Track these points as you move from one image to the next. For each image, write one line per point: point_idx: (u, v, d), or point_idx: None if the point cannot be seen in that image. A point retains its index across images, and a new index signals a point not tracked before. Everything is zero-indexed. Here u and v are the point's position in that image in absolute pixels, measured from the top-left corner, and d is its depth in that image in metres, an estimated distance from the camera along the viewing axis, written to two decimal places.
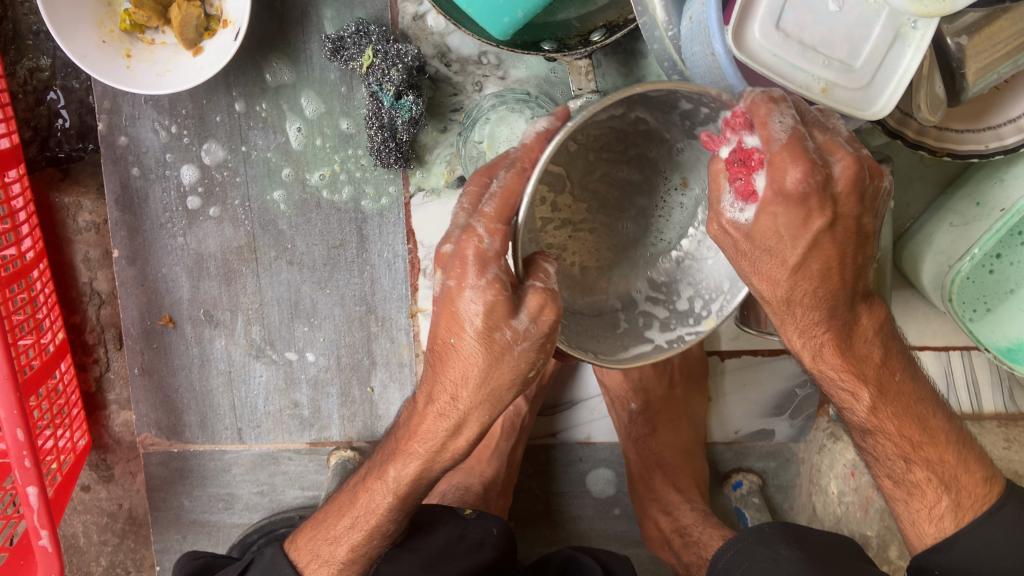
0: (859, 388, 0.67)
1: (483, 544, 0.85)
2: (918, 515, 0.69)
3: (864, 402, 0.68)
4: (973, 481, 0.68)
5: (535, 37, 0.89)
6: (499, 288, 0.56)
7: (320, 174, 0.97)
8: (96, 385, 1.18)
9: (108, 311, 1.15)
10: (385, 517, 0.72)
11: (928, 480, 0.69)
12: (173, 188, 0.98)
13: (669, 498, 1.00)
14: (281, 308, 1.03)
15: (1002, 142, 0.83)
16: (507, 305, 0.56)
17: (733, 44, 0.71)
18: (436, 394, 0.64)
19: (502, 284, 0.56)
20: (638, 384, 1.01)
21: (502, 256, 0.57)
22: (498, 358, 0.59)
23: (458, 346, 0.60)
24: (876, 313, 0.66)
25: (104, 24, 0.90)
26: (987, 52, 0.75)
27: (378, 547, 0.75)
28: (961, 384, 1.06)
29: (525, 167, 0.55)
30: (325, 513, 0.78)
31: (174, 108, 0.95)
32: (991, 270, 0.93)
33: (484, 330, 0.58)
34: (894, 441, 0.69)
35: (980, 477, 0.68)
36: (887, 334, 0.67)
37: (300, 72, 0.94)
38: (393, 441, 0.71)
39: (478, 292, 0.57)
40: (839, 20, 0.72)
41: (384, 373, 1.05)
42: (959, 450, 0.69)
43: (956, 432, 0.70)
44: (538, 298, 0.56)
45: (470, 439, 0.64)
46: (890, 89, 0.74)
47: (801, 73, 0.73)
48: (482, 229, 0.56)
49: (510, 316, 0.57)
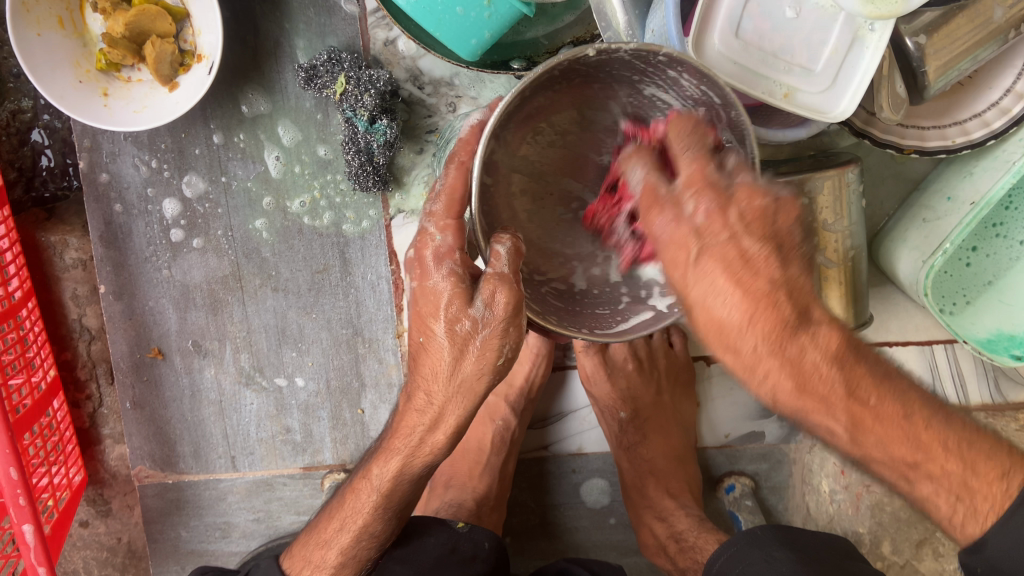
0: (832, 421, 0.56)
1: (479, 556, 0.85)
2: (954, 522, 0.58)
3: (840, 432, 0.57)
4: (989, 483, 0.56)
5: (505, 57, 0.91)
6: (457, 282, 0.60)
7: (301, 201, 0.99)
8: (90, 421, 1.19)
9: (98, 347, 1.16)
10: (371, 516, 0.73)
11: (937, 492, 0.57)
12: (157, 223, 0.99)
13: (664, 505, 0.99)
14: (269, 335, 1.04)
15: (969, 136, 0.85)
16: (464, 296, 0.59)
17: (693, 53, 0.73)
18: (414, 393, 0.65)
19: (459, 278, 0.60)
20: (626, 393, 1.01)
21: (456, 251, 0.61)
22: (462, 350, 0.60)
23: (427, 344, 0.62)
24: (823, 340, 0.55)
25: (80, 65, 0.91)
26: (947, 50, 0.76)
27: (368, 550, 0.76)
28: (948, 379, 1.06)
29: (464, 161, 0.60)
30: (319, 519, 0.79)
31: (153, 143, 0.97)
32: (967, 263, 0.96)
33: (447, 322, 0.60)
34: (887, 464, 0.58)
35: (994, 476, 0.56)
36: (842, 355, 0.55)
37: (276, 102, 0.95)
38: (378, 444, 0.73)
39: (440, 284, 0.60)
40: (797, 26, 0.73)
41: (374, 395, 1.05)
42: (963, 450, 0.57)
43: (956, 429, 0.58)
44: (491, 284, 0.57)
45: (448, 435, 0.65)
46: (853, 90, 0.75)
47: (763, 79, 0.74)
48: (434, 229, 0.61)
49: (466, 306, 0.59)
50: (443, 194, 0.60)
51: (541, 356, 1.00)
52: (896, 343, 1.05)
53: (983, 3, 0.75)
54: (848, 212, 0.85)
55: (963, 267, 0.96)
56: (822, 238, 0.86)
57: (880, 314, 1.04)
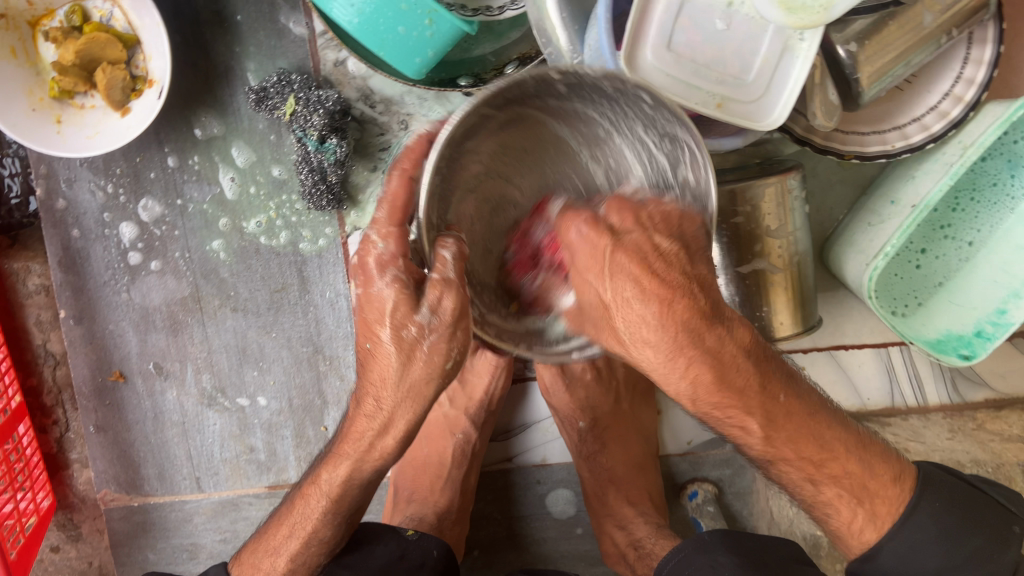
0: (746, 419, 0.67)
1: (424, 566, 0.85)
2: (845, 528, 0.73)
3: (754, 432, 0.68)
4: (888, 488, 0.72)
5: (453, 74, 0.93)
6: (401, 286, 0.59)
7: (257, 222, 0.99)
8: (57, 446, 1.19)
9: (63, 372, 1.17)
10: (320, 522, 0.73)
11: (839, 496, 0.72)
12: (114, 246, 1.00)
13: (623, 513, 1.00)
14: (230, 355, 1.04)
15: (908, 141, 0.86)
16: (409, 301, 0.59)
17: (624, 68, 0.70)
18: (364, 399, 0.65)
19: (403, 282, 0.59)
20: (585, 402, 1.00)
21: (400, 257, 0.60)
22: (410, 356, 0.60)
23: (375, 350, 0.61)
24: (737, 335, 0.63)
25: (33, 93, 0.93)
26: (878, 56, 0.77)
27: (317, 557, 0.76)
28: (905, 381, 1.07)
29: (408, 171, 0.59)
30: (268, 526, 0.79)
31: (108, 168, 0.98)
32: (917, 265, 0.97)
33: (392, 328, 0.59)
34: (796, 465, 0.70)
35: (888, 479, 0.72)
36: (758, 353, 0.65)
37: (229, 124, 0.97)
38: (328, 450, 0.73)
39: (385, 288, 0.59)
40: (728, 37, 0.70)
41: (336, 411, 1.06)
42: (863, 455, 0.72)
43: (853, 436, 0.72)
44: (435, 288, 0.58)
45: (397, 438, 0.65)
46: (786, 100, 0.72)
47: (696, 90, 0.72)
48: (377, 236, 0.60)
49: (412, 311, 0.59)
50: (388, 202, 0.60)
51: (500, 368, 0.99)
52: (851, 346, 1.06)
53: (912, 9, 0.76)
54: (791, 219, 0.87)
55: (913, 269, 0.98)
56: (767, 244, 0.87)
57: (836, 318, 1.05)
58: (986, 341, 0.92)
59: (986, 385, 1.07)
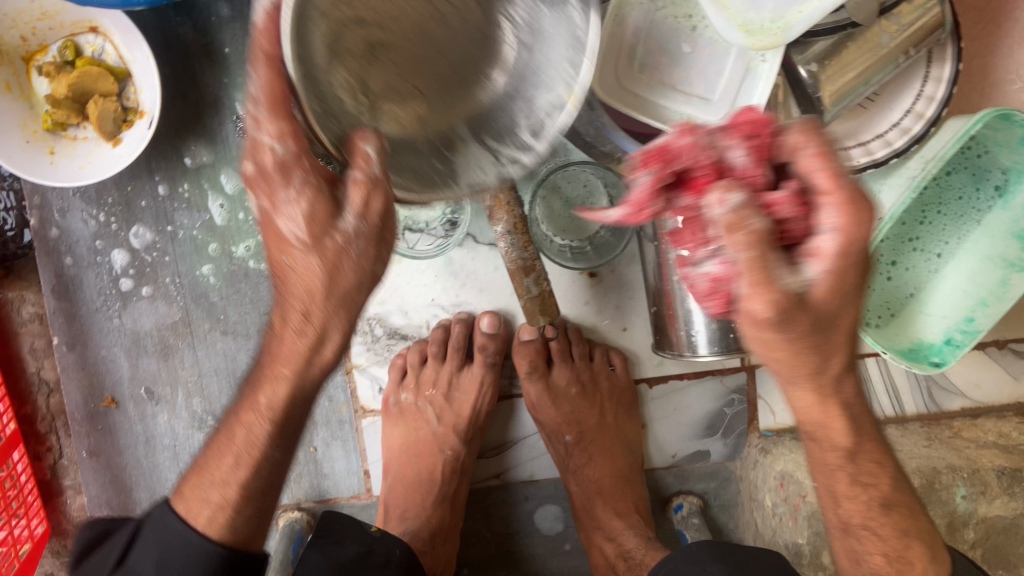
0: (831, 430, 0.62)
1: (390, 562, 0.87)
2: (860, 557, 0.68)
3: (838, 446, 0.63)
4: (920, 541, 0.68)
5: None
6: (315, 191, 0.57)
7: (246, 246, 1.02)
8: (51, 473, 1.20)
9: (56, 399, 1.18)
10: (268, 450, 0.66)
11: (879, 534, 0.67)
12: (106, 273, 1.03)
13: (612, 525, 1.01)
14: (220, 378, 1.06)
15: (872, 156, 0.88)
16: (328, 205, 0.57)
17: (595, 87, 0.73)
18: (287, 313, 0.61)
19: (317, 187, 0.57)
20: (571, 416, 1.03)
21: (303, 158, 0.56)
22: (338, 264, 0.58)
23: (294, 266, 0.59)
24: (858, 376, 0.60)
25: (26, 126, 0.95)
26: (840, 76, 0.80)
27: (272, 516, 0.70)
28: (883, 392, 1.10)
29: (273, 62, 0.53)
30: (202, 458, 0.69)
31: (100, 198, 1.00)
32: (889, 277, 0.99)
33: (313, 238, 0.58)
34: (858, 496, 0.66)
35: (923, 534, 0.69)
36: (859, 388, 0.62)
37: (218, 152, 0.99)
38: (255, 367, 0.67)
39: (294, 204, 0.57)
40: (694, 60, 0.74)
41: (325, 432, 1.08)
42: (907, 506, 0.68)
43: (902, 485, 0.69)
44: (361, 189, 0.56)
45: (336, 350, 0.63)
46: None
47: (663, 109, 0.74)
48: (268, 137, 0.55)
49: (334, 218, 0.57)
50: (264, 95, 0.54)
51: (486, 386, 1.04)
52: None
53: (870, 30, 0.79)
54: None
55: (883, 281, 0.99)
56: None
57: None
58: (956, 348, 0.94)
59: (962, 394, 1.10)
